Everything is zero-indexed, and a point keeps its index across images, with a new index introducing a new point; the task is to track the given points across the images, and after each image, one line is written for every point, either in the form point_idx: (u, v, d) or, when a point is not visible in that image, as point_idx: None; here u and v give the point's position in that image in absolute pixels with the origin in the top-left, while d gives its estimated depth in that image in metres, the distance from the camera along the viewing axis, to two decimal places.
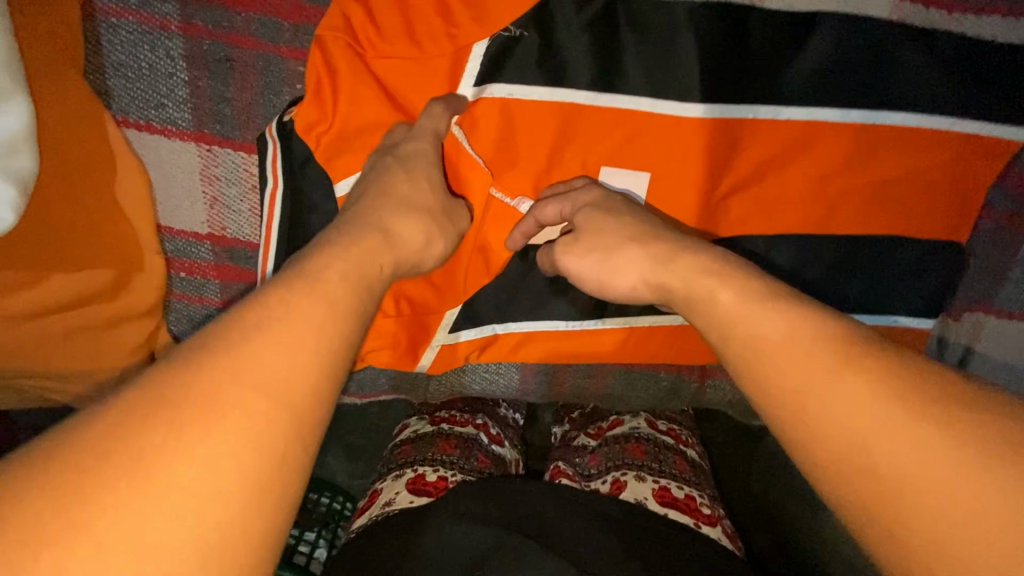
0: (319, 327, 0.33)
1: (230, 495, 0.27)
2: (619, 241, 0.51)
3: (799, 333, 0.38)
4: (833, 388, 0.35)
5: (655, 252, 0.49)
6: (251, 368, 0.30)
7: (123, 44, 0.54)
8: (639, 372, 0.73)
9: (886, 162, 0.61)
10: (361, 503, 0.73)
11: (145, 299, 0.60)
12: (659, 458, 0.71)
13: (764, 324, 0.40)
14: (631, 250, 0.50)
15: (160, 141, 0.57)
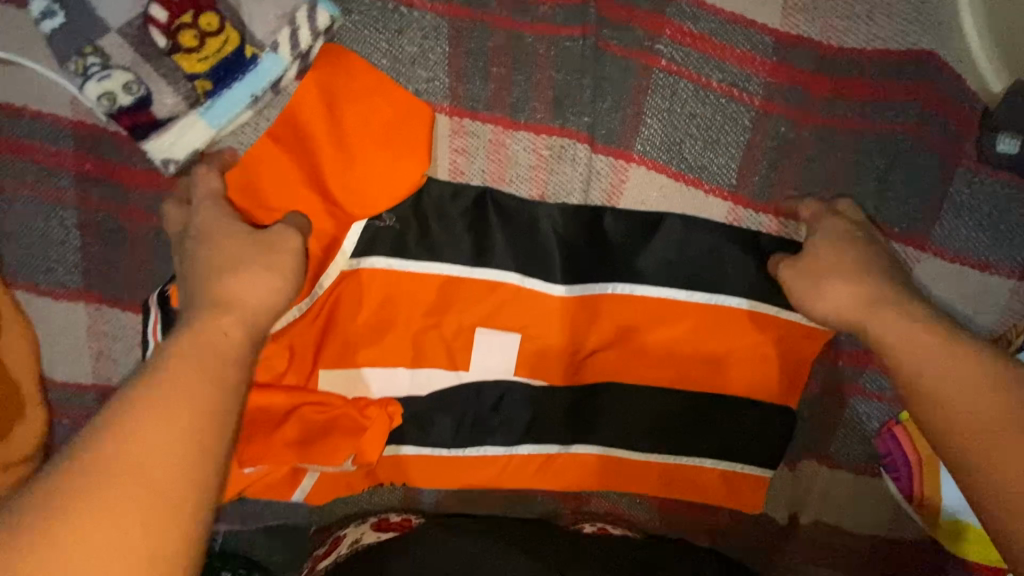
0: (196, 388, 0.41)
1: (133, 547, 0.35)
2: (832, 290, 0.57)
3: (918, 342, 0.51)
4: (948, 372, 0.48)
5: (863, 296, 0.56)
6: (137, 445, 0.38)
7: (16, 215, 0.58)
8: (517, 496, 0.80)
9: (723, 333, 0.69)
10: (320, 551, 0.73)
11: (22, 450, 0.61)
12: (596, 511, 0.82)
13: (894, 335, 0.53)
14: (843, 284, 0.57)
15: (48, 301, 0.60)
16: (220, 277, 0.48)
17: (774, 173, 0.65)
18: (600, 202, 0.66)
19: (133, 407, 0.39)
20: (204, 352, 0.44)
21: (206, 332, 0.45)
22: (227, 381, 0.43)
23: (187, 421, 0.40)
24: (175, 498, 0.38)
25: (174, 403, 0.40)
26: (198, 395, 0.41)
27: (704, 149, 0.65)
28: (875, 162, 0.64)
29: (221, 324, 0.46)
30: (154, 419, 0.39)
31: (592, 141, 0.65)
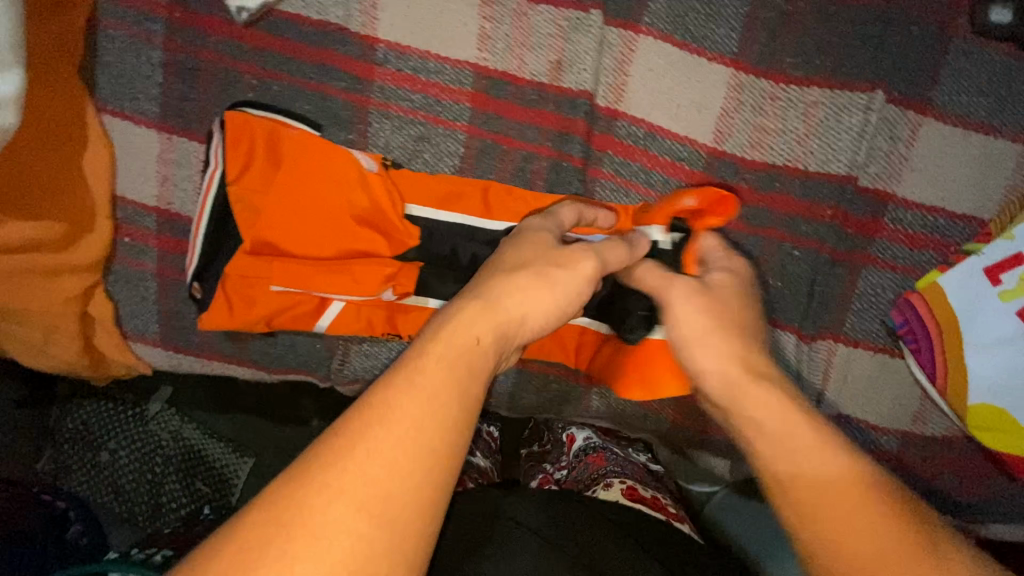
0: (448, 412, 0.41)
1: (400, 453, 0.39)
2: (703, 355, 0.56)
3: (784, 437, 0.50)
4: (788, 446, 0.49)
5: (726, 377, 0.54)
6: (404, 399, 0.41)
7: (115, 51, 0.69)
8: (531, 372, 0.81)
9: (725, 197, 0.73)
10: None
11: (89, 257, 0.69)
12: (619, 464, 0.84)
13: (756, 418, 0.52)
14: (715, 355, 0.55)
15: (129, 126, 0.70)
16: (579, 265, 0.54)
17: (775, 42, 0.71)
18: (612, 69, 0.72)
19: (448, 348, 0.44)
20: (463, 362, 0.44)
21: (466, 327, 0.46)
22: (500, 340, 0.48)
23: (449, 392, 0.42)
24: (466, 396, 0.43)
25: (465, 364, 0.44)
26: (453, 371, 0.43)
27: (709, 18, 0.71)
28: (871, 31, 0.69)
29: (511, 301, 0.50)
30: (457, 371, 0.43)
31: (606, 13, 0.71)
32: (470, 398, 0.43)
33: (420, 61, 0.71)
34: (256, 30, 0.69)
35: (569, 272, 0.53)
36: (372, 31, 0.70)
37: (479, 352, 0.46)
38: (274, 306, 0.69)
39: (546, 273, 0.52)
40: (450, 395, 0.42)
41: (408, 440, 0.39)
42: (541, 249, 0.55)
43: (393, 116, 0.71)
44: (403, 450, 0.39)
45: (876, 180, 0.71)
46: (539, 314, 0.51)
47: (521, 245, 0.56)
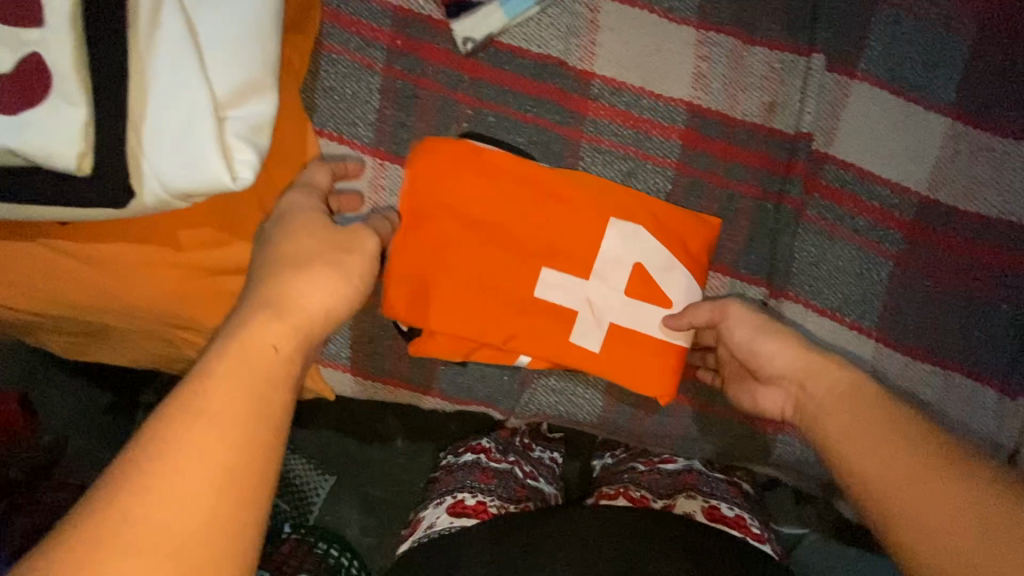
0: (239, 412, 0.39)
1: (192, 471, 0.37)
2: (773, 347, 0.58)
3: (837, 386, 0.52)
4: (852, 433, 0.48)
5: (807, 364, 0.55)
6: (207, 409, 0.39)
7: (336, 74, 0.69)
8: (715, 417, 0.76)
9: (934, 246, 0.72)
10: (404, 534, 0.73)
11: None
12: (709, 484, 0.73)
13: (821, 415, 0.52)
14: (777, 342, 0.58)
15: (345, 150, 0.70)
16: (287, 240, 0.52)
17: (993, 94, 0.71)
18: (825, 111, 0.71)
19: (231, 353, 0.42)
20: (248, 363, 0.42)
21: (260, 335, 0.44)
22: (300, 343, 0.46)
23: (238, 398, 0.40)
24: (257, 397, 0.41)
25: (243, 367, 0.41)
26: (232, 377, 0.41)
27: (926, 68, 0.71)
28: None
29: (302, 301, 0.47)
30: (239, 373, 0.41)
31: (824, 57, 0.71)
32: (271, 405, 0.42)
33: (633, 97, 0.71)
34: (476, 61, 0.69)
35: (358, 258, 0.52)
36: (589, 66, 0.71)
37: (270, 355, 0.43)
38: (493, 333, 0.69)
39: (336, 262, 0.50)
40: (245, 398, 0.40)
41: (197, 453, 0.37)
42: (317, 236, 0.52)
43: (603, 151, 0.71)
44: (194, 463, 0.37)
45: None
46: (330, 309, 0.48)
47: (290, 228, 0.53)
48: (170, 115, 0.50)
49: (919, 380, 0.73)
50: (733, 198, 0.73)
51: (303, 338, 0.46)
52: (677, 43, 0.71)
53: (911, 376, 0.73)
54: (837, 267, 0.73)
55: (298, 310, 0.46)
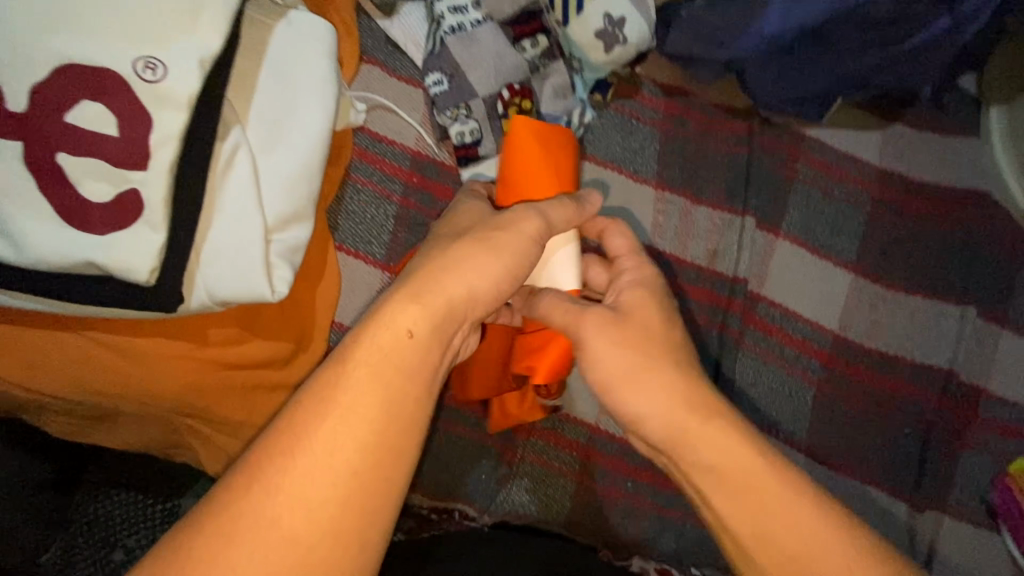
0: (375, 399, 0.47)
1: (339, 445, 0.45)
2: (640, 402, 0.58)
3: (713, 439, 0.55)
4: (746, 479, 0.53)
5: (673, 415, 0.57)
6: (351, 396, 0.47)
7: (359, 201, 0.82)
8: (670, 522, 0.83)
9: (848, 374, 0.87)
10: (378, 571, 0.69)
11: (298, 376, 0.75)
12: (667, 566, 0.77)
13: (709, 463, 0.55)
14: (649, 400, 0.57)
15: (359, 264, 0.81)
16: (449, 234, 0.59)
17: (885, 256, 0.89)
18: (756, 259, 0.88)
19: (376, 335, 0.50)
20: (390, 356, 0.49)
21: (400, 317, 0.51)
22: (435, 333, 0.52)
23: (381, 384, 0.48)
24: (398, 389, 0.48)
25: (388, 351, 0.49)
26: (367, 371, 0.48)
27: (833, 232, 0.90)
28: (957, 259, 0.89)
29: (443, 285, 0.53)
30: (380, 360, 0.49)
31: (755, 218, 0.89)
32: (408, 397, 0.48)
33: None
34: None
35: (510, 239, 0.57)
36: None
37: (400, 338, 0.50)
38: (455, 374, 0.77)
39: (485, 243, 0.56)
40: (384, 389, 0.48)
41: (347, 429, 0.45)
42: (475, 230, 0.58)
43: None
44: (343, 438, 0.45)
45: (972, 375, 0.86)
46: (475, 297, 0.55)
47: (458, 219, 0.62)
48: (229, 240, 0.60)
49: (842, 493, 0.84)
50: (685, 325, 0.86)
51: (444, 323, 0.52)
52: (641, 197, 0.89)
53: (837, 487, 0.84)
54: (771, 388, 0.86)
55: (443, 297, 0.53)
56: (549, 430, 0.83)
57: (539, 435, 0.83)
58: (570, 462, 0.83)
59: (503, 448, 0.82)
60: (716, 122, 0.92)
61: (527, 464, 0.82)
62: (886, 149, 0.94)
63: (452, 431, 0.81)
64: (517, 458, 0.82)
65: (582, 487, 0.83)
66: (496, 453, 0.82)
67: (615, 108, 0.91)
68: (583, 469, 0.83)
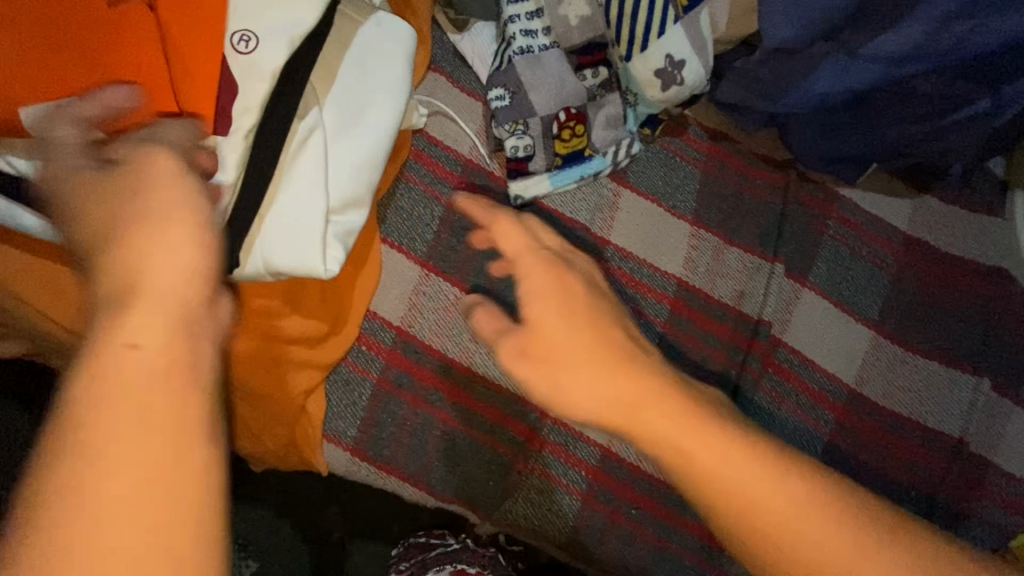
0: (186, 410, 0.33)
1: (155, 512, 0.31)
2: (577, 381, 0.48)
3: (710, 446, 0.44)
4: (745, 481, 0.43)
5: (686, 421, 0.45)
6: (135, 427, 0.31)
7: (409, 199, 0.85)
8: (669, 555, 0.83)
9: (862, 429, 0.88)
10: None
11: (327, 358, 0.76)
12: None
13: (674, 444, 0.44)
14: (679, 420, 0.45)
15: (400, 258, 0.83)
16: (158, 178, 0.40)
17: (905, 320, 0.92)
18: (782, 306, 0.91)
19: (108, 311, 0.34)
20: (131, 367, 0.32)
21: (147, 283, 0.35)
22: (128, 292, 0.35)
23: (180, 383, 0.33)
24: (192, 391, 0.34)
25: (157, 316, 0.34)
26: (151, 302, 0.35)
27: (857, 289, 0.93)
28: (973, 331, 0.92)
29: (149, 268, 0.36)
30: (145, 304, 0.34)
31: (784, 266, 0.92)
32: (200, 380, 0.34)
33: (638, 266, 0.89)
34: (521, 212, 0.88)
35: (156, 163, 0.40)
36: (607, 235, 0.90)
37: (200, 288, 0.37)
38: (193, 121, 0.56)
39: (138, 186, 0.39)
40: (176, 356, 0.34)
41: (131, 488, 0.30)
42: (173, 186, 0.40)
43: None
44: (138, 501, 0.30)
45: (980, 446, 0.88)
46: (172, 203, 0.38)
47: (101, 175, 0.41)
48: (291, 215, 0.62)
49: None
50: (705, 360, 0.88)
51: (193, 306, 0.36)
52: (676, 231, 0.92)
53: None
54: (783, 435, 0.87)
55: (113, 280, 0.35)
56: (560, 445, 0.83)
57: (550, 448, 0.83)
58: (577, 481, 0.83)
59: (513, 458, 0.82)
60: (754, 171, 0.97)
61: (534, 477, 0.82)
62: (914, 218, 0.98)
63: (467, 435, 0.81)
64: (526, 470, 0.82)
65: (586, 508, 0.83)
66: (505, 463, 0.82)
67: (661, 144, 0.95)
68: (589, 490, 0.83)
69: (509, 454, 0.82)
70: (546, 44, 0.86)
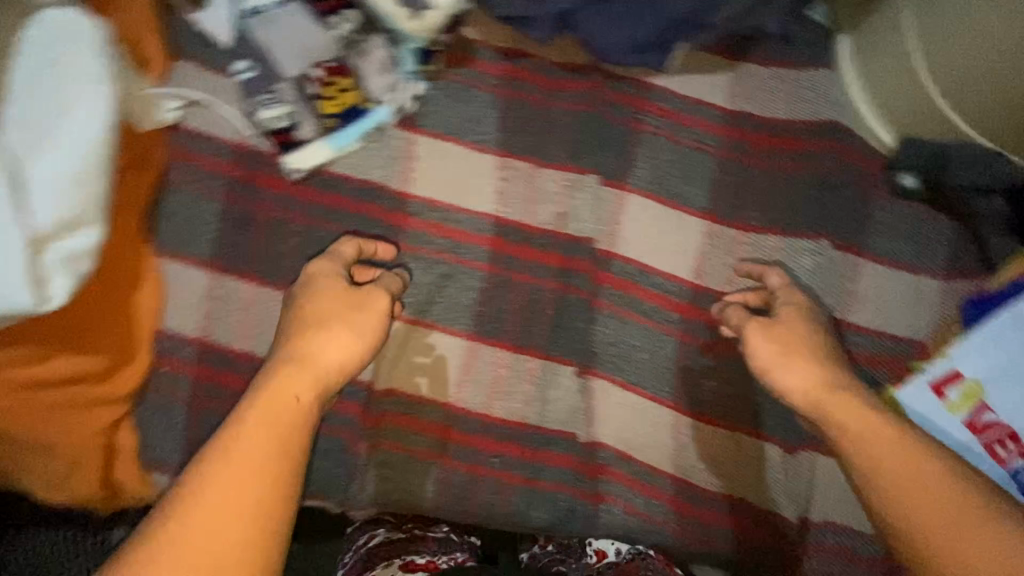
0: (272, 462, 0.59)
1: (223, 531, 0.54)
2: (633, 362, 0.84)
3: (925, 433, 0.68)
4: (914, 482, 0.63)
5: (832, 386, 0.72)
6: (211, 490, 0.56)
7: (178, 203, 0.79)
8: (540, 493, 0.83)
9: (709, 320, 0.86)
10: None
11: (122, 389, 0.73)
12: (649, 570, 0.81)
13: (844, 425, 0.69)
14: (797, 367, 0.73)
15: (183, 267, 0.77)
16: (303, 296, 0.72)
17: (738, 200, 0.87)
18: (607, 218, 0.86)
19: (265, 400, 0.63)
20: (278, 410, 0.62)
21: (290, 388, 0.64)
22: (318, 388, 0.66)
23: (236, 451, 0.58)
24: (271, 449, 0.60)
25: (271, 418, 0.62)
26: (317, 371, 0.67)
27: (683, 180, 0.88)
28: (811, 193, 0.87)
29: (321, 357, 0.68)
30: (262, 417, 0.61)
31: (600, 176, 0.88)
32: (295, 451, 0.61)
33: (447, 212, 0.84)
34: (306, 186, 0.81)
35: (364, 315, 0.71)
36: (406, 187, 0.83)
37: (346, 374, 0.69)
38: None
39: (350, 323, 0.70)
40: (271, 440, 0.60)
41: (208, 520, 0.54)
42: (338, 295, 0.72)
43: (419, 260, 0.82)
44: (214, 521, 0.54)
45: (834, 309, 0.84)
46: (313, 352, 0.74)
47: (316, 292, 0.72)
48: None
49: (708, 439, 0.85)
50: (537, 293, 0.85)
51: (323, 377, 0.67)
52: (483, 166, 0.85)
53: (704, 438, 0.86)
54: (631, 348, 0.86)
55: (303, 374, 0.66)
56: (402, 415, 0.81)
57: (392, 420, 0.81)
58: (429, 445, 0.81)
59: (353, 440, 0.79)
60: (557, 81, 0.89)
61: (382, 452, 0.80)
62: (736, 92, 0.91)
63: None
64: (369, 447, 0.80)
65: (445, 469, 0.81)
66: (347, 447, 0.80)
67: (448, 77, 0.86)
68: (445, 451, 0.81)
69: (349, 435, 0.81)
70: (281, 1, 0.79)
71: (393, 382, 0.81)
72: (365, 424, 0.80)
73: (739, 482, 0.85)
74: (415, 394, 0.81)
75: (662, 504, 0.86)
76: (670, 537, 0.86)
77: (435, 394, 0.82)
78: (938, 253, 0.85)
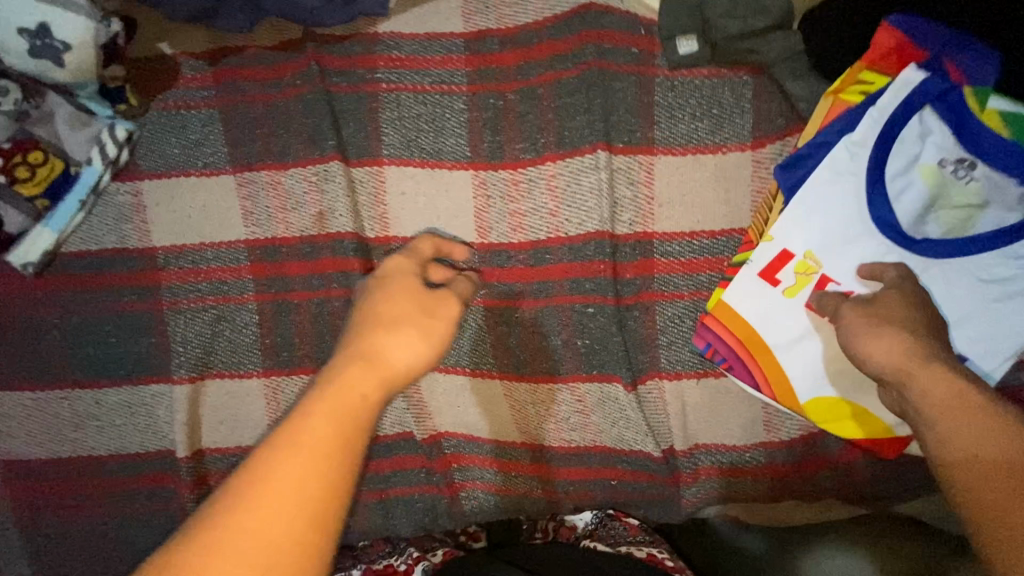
0: (311, 466, 0.45)
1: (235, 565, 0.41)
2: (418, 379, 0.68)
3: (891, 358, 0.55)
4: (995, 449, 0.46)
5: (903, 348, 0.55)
6: (261, 507, 0.43)
7: None
8: (394, 499, 0.83)
9: (510, 274, 0.77)
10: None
11: None
12: (612, 534, 0.77)
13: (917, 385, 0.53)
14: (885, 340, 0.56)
15: None
16: (380, 296, 0.62)
17: (501, 133, 0.76)
18: (369, 204, 0.78)
19: (324, 390, 0.50)
20: (349, 412, 0.49)
21: (358, 379, 0.52)
22: (385, 387, 0.53)
23: (298, 454, 0.45)
24: (331, 455, 0.46)
25: (346, 411, 0.49)
26: (383, 371, 0.53)
27: (436, 133, 0.77)
28: (579, 99, 0.75)
29: (386, 352, 0.55)
30: (334, 409, 0.48)
31: (346, 159, 0.78)
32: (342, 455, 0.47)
33: (197, 253, 0.78)
34: (48, 276, 0.77)
35: (439, 321, 0.59)
36: (149, 243, 0.78)
37: (410, 379, 0.56)
38: None
39: (426, 313, 0.60)
40: (341, 429, 0.48)
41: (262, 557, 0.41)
42: (408, 296, 0.61)
43: (185, 312, 0.78)
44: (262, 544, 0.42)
45: (634, 224, 0.75)
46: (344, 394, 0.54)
47: (376, 289, 0.63)
48: None
49: (547, 399, 0.80)
50: (319, 307, 0.78)
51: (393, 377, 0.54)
52: (219, 193, 0.78)
53: (542, 399, 0.80)
54: None
55: (376, 363, 0.53)
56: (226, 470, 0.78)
57: (216, 479, 0.78)
58: None
59: (180, 512, 0.78)
60: (273, 70, 0.80)
61: None
62: (471, 7, 0.78)
63: (131, 514, 0.78)
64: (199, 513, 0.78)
65: None
66: (176, 519, 0.78)
67: (158, 105, 0.79)
68: None
69: (175, 508, 0.78)
70: None
71: (202, 443, 0.78)
72: (187, 493, 0.78)
73: (592, 434, 0.80)
74: (230, 448, 0.78)
75: (522, 475, 0.82)
76: (540, 503, 0.83)
77: (248, 440, 0.78)
78: (739, 120, 0.72)
